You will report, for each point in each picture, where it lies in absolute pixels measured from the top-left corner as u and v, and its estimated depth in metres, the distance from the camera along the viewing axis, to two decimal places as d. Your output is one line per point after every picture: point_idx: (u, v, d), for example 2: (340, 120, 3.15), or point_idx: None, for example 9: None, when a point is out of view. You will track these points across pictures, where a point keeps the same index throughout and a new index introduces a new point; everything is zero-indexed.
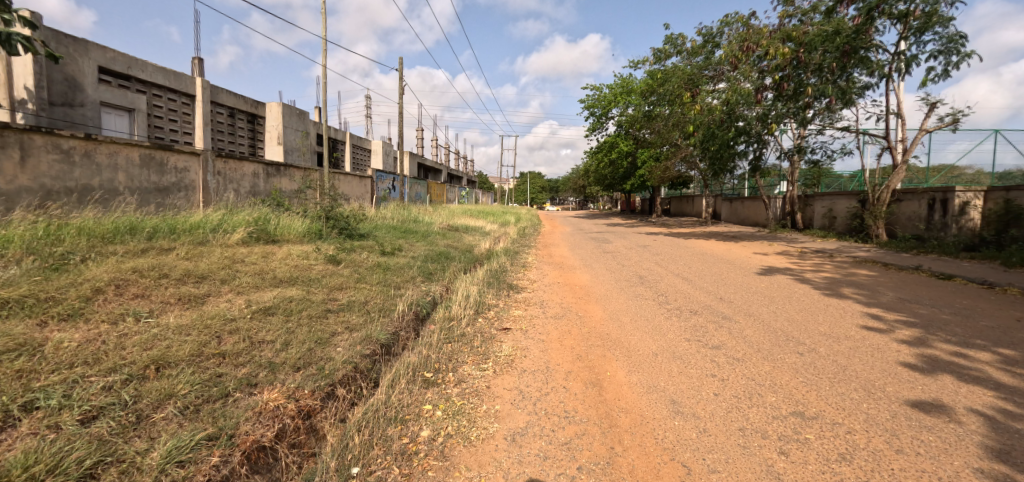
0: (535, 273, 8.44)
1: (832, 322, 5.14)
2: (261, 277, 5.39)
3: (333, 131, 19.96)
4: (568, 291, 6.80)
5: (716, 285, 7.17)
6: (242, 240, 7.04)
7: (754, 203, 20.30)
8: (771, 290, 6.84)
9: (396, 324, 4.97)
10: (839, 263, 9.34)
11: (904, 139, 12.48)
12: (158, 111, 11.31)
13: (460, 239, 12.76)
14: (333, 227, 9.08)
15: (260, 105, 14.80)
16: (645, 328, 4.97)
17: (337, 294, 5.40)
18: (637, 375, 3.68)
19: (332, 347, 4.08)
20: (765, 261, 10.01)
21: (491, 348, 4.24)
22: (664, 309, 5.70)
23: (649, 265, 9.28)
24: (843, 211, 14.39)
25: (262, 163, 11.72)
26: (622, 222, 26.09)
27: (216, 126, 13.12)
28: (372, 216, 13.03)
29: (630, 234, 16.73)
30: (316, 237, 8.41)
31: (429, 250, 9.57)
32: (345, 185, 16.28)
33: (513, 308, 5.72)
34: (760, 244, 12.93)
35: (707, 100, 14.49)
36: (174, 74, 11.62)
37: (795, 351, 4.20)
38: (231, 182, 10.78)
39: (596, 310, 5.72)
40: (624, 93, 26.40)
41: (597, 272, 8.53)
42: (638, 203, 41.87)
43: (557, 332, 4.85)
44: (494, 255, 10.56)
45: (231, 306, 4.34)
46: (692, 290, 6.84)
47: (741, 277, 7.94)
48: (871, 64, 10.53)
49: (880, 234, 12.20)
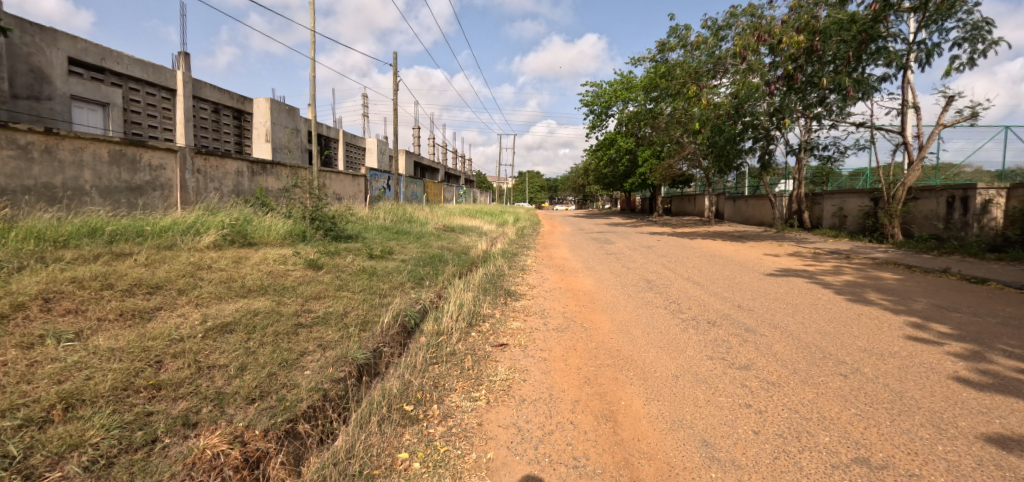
0: (535, 277, 7.85)
1: (870, 335, 4.56)
2: (228, 286, 4.80)
3: (326, 129, 19.35)
4: (571, 299, 6.20)
5: (732, 291, 6.58)
6: (214, 243, 6.44)
7: (758, 202, 19.73)
8: (793, 296, 6.26)
9: (378, 339, 4.37)
10: (858, 265, 8.76)
11: (920, 134, 11.93)
12: (136, 105, 10.68)
13: (456, 240, 12.16)
14: (318, 228, 8.48)
15: (247, 101, 14.17)
16: (660, 342, 4.38)
17: (314, 305, 4.81)
18: (657, 406, 3.09)
19: (299, 371, 3.49)
20: (779, 262, 9.43)
21: (484, 371, 3.63)
22: (680, 320, 5.12)
23: (656, 268, 8.69)
24: (855, 210, 13.82)
25: (247, 161, 11.11)
26: (624, 222, 25.48)
27: (199, 122, 12.48)
28: (363, 216, 12.41)
29: (633, 234, 16.13)
30: (299, 239, 7.82)
31: (421, 253, 8.96)
32: (337, 183, 15.65)
33: (510, 319, 5.12)
34: (770, 244, 12.35)
35: (713, 94, 13.90)
36: (153, 66, 10.99)
37: (838, 372, 3.62)
38: (212, 181, 10.15)
39: (603, 321, 5.12)
40: (625, 89, 25.83)
41: (601, 276, 7.94)
42: (638, 202, 41.33)
43: (560, 348, 4.25)
44: (491, 257, 9.96)
45: (183, 322, 3.75)
46: (707, 297, 6.25)
47: (757, 280, 7.36)
48: (889, 54, 9.95)
49: (896, 234, 11.62)
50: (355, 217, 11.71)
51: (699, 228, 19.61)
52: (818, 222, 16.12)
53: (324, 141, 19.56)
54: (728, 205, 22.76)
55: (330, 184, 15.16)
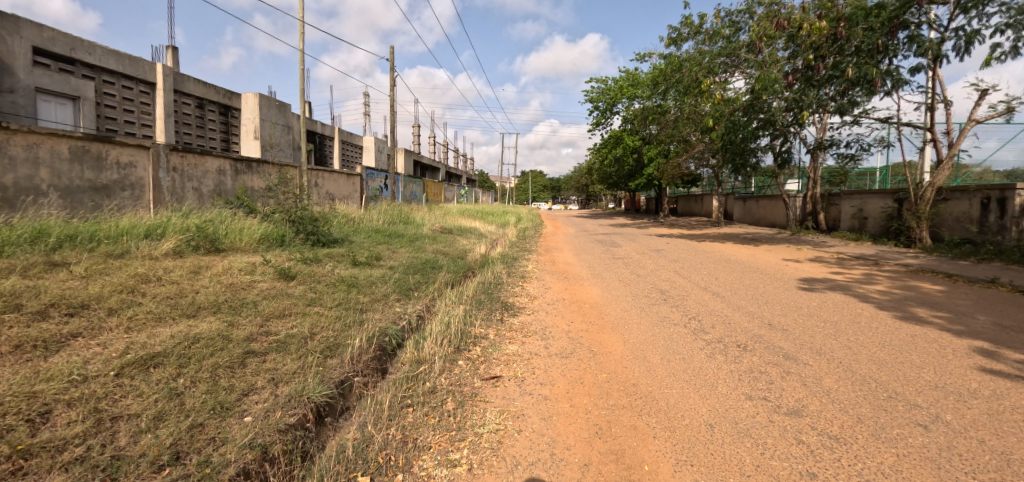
0: (536, 286, 7.11)
1: (937, 367, 3.80)
2: (173, 303, 4.09)
3: (321, 126, 18.69)
4: (577, 315, 5.45)
5: (759, 305, 5.83)
6: (175, 249, 5.76)
7: (770, 203, 18.90)
8: (829, 312, 5.50)
9: (347, 369, 3.66)
10: (891, 273, 7.98)
11: (950, 131, 11.11)
12: (110, 99, 10.02)
13: (454, 243, 11.43)
14: (299, 231, 7.65)
15: (234, 96, 13.49)
16: (685, 374, 3.63)
17: (275, 325, 4.11)
18: (691, 474, 2.36)
19: (235, 418, 2.77)
20: (802, 269, 8.65)
21: (470, 418, 2.90)
22: (705, 343, 4.38)
23: (669, 276, 7.94)
24: (877, 212, 13.00)
25: (229, 159, 10.43)
26: (630, 223, 24.66)
27: (181, 118, 11.80)
28: (354, 217, 11.69)
29: (640, 236, 15.36)
30: (276, 244, 7.12)
31: (413, 258, 8.25)
32: (330, 182, 14.96)
33: (505, 342, 4.37)
34: (787, 248, 11.56)
35: (725, 88, 13.14)
36: (129, 58, 10.32)
37: (914, 423, 2.88)
38: (190, 180, 9.45)
39: (613, 344, 4.37)
40: (631, 86, 25.05)
41: (609, 285, 7.20)
42: (643, 202, 40.49)
43: (564, 382, 3.51)
44: (489, 262, 9.22)
45: (97, 354, 3.05)
46: (730, 312, 5.51)
47: (784, 292, 6.61)
48: (923, 41, 9.06)
49: (924, 238, 10.82)
50: (345, 219, 10.99)
51: (708, 229, 18.81)
52: (834, 224, 15.31)
53: (319, 139, 18.90)
54: (738, 205, 21.95)
55: (322, 183, 14.47)
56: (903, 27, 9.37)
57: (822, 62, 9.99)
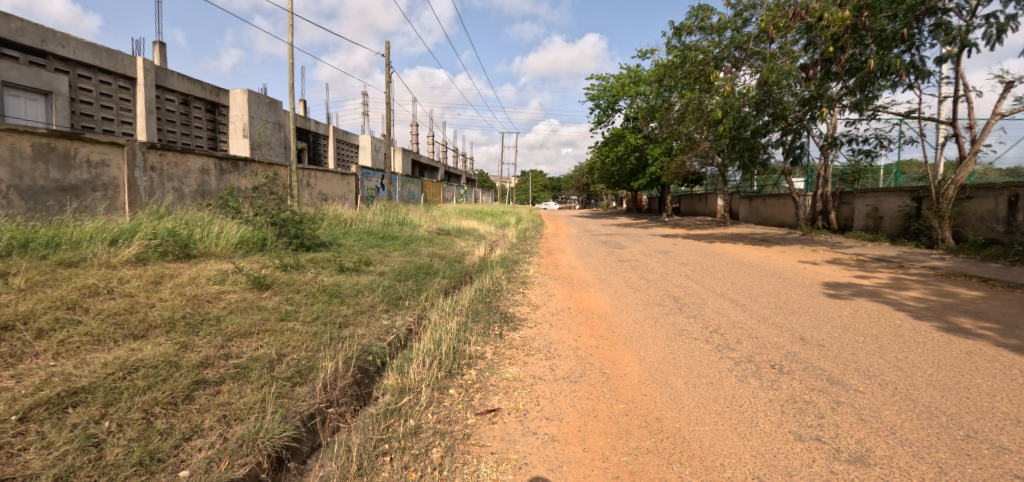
0: (538, 293, 6.54)
1: (1010, 395, 3.24)
2: (118, 322, 3.54)
3: (315, 125, 18.11)
4: (584, 328, 4.89)
5: (785, 315, 5.27)
6: (139, 256, 5.21)
7: (778, 202, 18.33)
8: (864, 323, 4.94)
9: (317, 400, 3.11)
10: (920, 277, 7.42)
11: (974, 125, 10.54)
12: (86, 95, 9.47)
13: (451, 245, 10.86)
14: (281, 235, 7.03)
15: (222, 92, 12.94)
16: (717, 406, 3.06)
17: (238, 345, 3.57)
18: None
19: (166, 474, 2.22)
20: (822, 272, 8.09)
21: (460, 471, 2.35)
22: (733, 362, 3.83)
23: (681, 280, 7.38)
24: (894, 211, 12.41)
25: (213, 157, 9.88)
26: (633, 223, 24.06)
27: (164, 115, 11.25)
28: (347, 219, 11.12)
29: (645, 237, 14.80)
30: (256, 249, 6.56)
31: (406, 263, 7.68)
32: (323, 183, 14.40)
33: (504, 363, 3.81)
34: (801, 249, 10.98)
35: (735, 81, 12.56)
36: (107, 51, 9.77)
37: (1012, 474, 2.32)
38: (171, 180, 8.91)
39: (628, 365, 3.81)
40: (634, 83, 24.46)
41: (618, 292, 6.64)
42: (645, 202, 39.91)
43: (575, 416, 2.95)
44: (487, 267, 8.65)
45: (4, 392, 2.51)
46: (754, 323, 4.96)
47: (809, 299, 6.05)
48: (952, 29, 8.48)
49: (948, 238, 10.25)
50: (335, 221, 10.43)
51: (714, 230, 18.25)
52: (847, 223, 14.73)
53: (313, 138, 18.32)
54: (744, 204, 21.37)
55: (315, 183, 13.92)
56: (930, 14, 8.78)
57: (844, 53, 9.36)
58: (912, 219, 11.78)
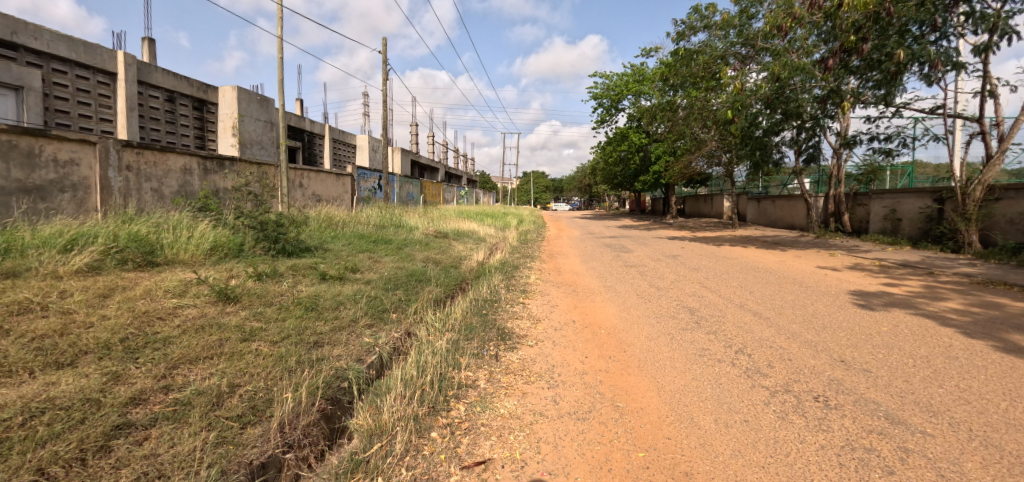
0: (539, 304, 5.95)
1: None
2: (42, 348, 3.01)
3: (310, 124, 17.58)
4: (591, 347, 4.31)
5: (816, 331, 4.69)
6: (94, 264, 4.68)
7: (788, 203, 17.71)
8: (909, 341, 4.35)
9: (270, 445, 2.56)
10: (955, 285, 6.82)
11: (1001, 121, 9.94)
12: (62, 90, 8.97)
13: (448, 249, 10.31)
14: (259, 239, 6.45)
15: (210, 89, 12.44)
16: (758, 454, 2.50)
17: (184, 375, 3.03)
18: None
19: None
20: (846, 279, 7.50)
21: None
22: (769, 394, 3.26)
23: (694, 288, 6.79)
24: (914, 213, 11.80)
25: (195, 156, 9.36)
26: (637, 225, 23.44)
27: (148, 112, 10.75)
28: (338, 220, 10.58)
29: (651, 240, 14.22)
30: (232, 255, 6.02)
31: (397, 269, 7.13)
32: (316, 183, 13.88)
33: (499, 394, 3.24)
34: (818, 253, 10.38)
35: (745, 78, 11.99)
36: (84, 44, 9.28)
37: None
38: (149, 180, 8.39)
39: (645, 396, 3.24)
40: (638, 82, 23.91)
41: (626, 302, 6.07)
42: (649, 203, 39.31)
43: (585, 470, 2.38)
44: (485, 273, 8.07)
45: None
46: (783, 341, 4.39)
47: (839, 311, 5.47)
48: (986, 16, 7.89)
49: (975, 242, 9.65)
50: (325, 224, 9.88)
51: (722, 232, 17.64)
52: (862, 225, 14.12)
53: (308, 137, 17.79)
54: (751, 205, 20.76)
55: (308, 184, 13.40)
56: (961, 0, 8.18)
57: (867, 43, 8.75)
58: (933, 222, 11.18)
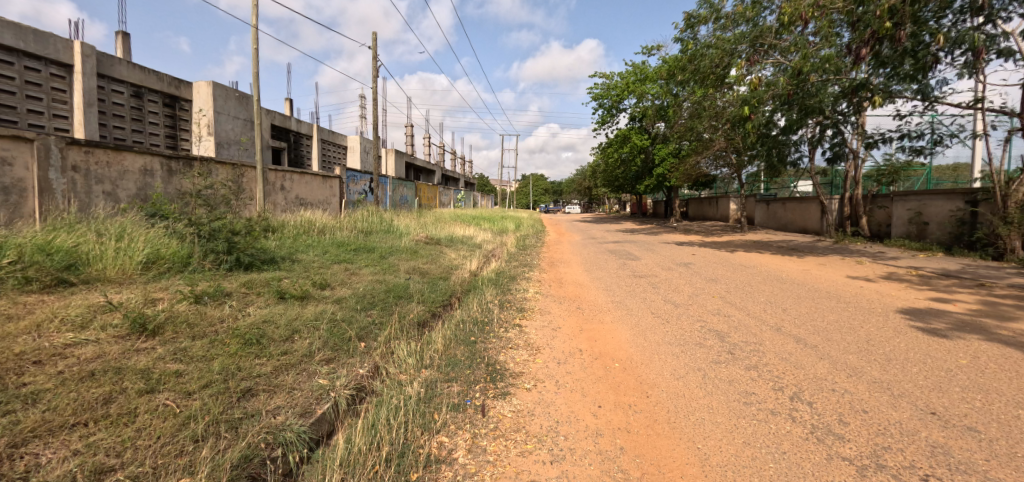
0: (538, 326, 5.05)
1: None
2: None
3: (296, 123, 16.64)
4: (604, 389, 3.40)
5: (881, 366, 3.80)
6: None
7: (800, 206, 16.83)
8: (1007, 383, 3.45)
9: None
10: (1019, 301, 5.91)
11: None
12: (9, 83, 8.14)
13: (438, 257, 9.40)
14: (210, 249, 5.51)
15: (183, 85, 11.57)
16: None
17: (30, 458, 2.17)
18: None
19: None
20: (888, 293, 6.60)
21: None
22: (856, 474, 2.35)
23: (717, 304, 5.87)
24: (944, 216, 10.92)
25: (157, 155, 8.46)
26: (640, 229, 22.56)
27: (111, 108, 9.90)
28: (319, 226, 9.66)
29: (658, 246, 13.36)
30: (177, 269, 5.11)
31: (374, 283, 6.21)
32: (300, 186, 12.97)
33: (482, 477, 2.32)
34: (843, 261, 9.49)
35: (760, 72, 11.10)
36: (34, 32, 8.55)
37: None
38: (100, 183, 7.49)
39: (685, 476, 2.35)
40: (639, 82, 23.09)
41: (641, 323, 5.15)
42: (651, 206, 38.51)
43: None
44: (477, 286, 7.15)
45: None
46: (845, 380, 3.51)
47: (896, 337, 4.57)
48: None
49: (1019, 248, 8.75)
50: (302, 230, 8.96)
51: (731, 236, 16.78)
52: (882, 229, 13.24)
53: (294, 138, 16.90)
54: (760, 208, 19.90)
55: (290, 187, 12.50)
56: None
57: (903, 29, 7.87)
58: (966, 226, 10.31)
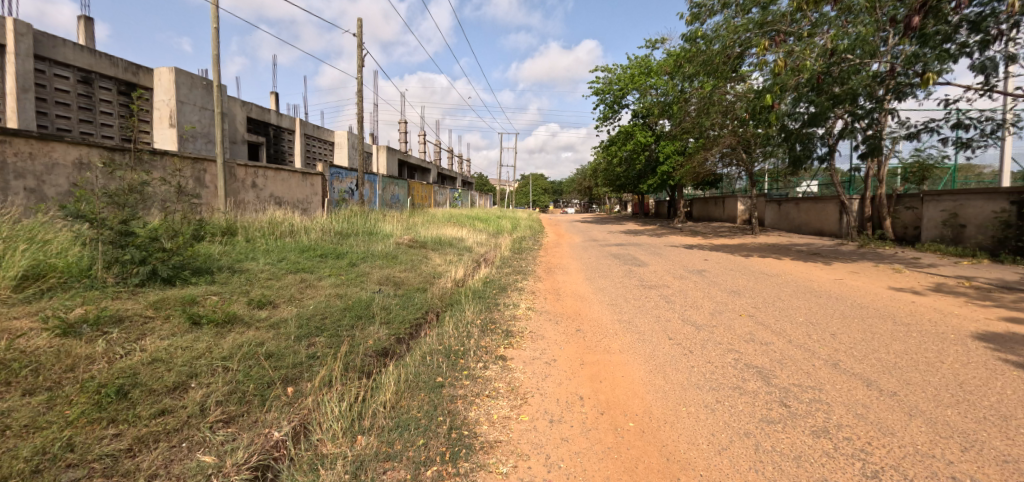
0: (527, 359, 3.97)
1: None
2: None
3: (277, 117, 15.55)
4: (616, 474, 2.33)
5: (1000, 432, 2.71)
6: None
7: (816, 206, 15.73)
8: None
9: None
10: None
11: None
12: None
13: (419, 263, 8.32)
14: (118, 260, 4.40)
15: (142, 73, 10.70)
16: None
17: None
18: None
19: None
20: (952, 310, 5.51)
21: None
22: None
23: (749, 327, 4.79)
24: (985, 218, 9.85)
25: (97, 144, 7.41)
26: (644, 230, 21.45)
27: (54, 96, 9.22)
28: (288, 227, 8.58)
29: (665, 249, 12.28)
30: (69, 285, 4.04)
31: (330, 298, 5.11)
32: (275, 182, 11.86)
33: None
34: (879, 269, 8.40)
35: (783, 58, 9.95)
36: None
37: None
38: (19, 176, 6.43)
39: None
40: (644, 76, 22.02)
41: (659, 354, 4.06)
42: (653, 205, 37.35)
43: None
44: (459, 299, 6.06)
45: None
46: (962, 459, 2.43)
47: (996, 378, 3.47)
48: None
49: None
50: (265, 233, 7.88)
51: (743, 238, 15.67)
52: (908, 231, 12.17)
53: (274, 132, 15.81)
54: (771, 208, 18.80)
55: (263, 184, 11.41)
56: None
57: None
58: (1012, 229, 9.24)
